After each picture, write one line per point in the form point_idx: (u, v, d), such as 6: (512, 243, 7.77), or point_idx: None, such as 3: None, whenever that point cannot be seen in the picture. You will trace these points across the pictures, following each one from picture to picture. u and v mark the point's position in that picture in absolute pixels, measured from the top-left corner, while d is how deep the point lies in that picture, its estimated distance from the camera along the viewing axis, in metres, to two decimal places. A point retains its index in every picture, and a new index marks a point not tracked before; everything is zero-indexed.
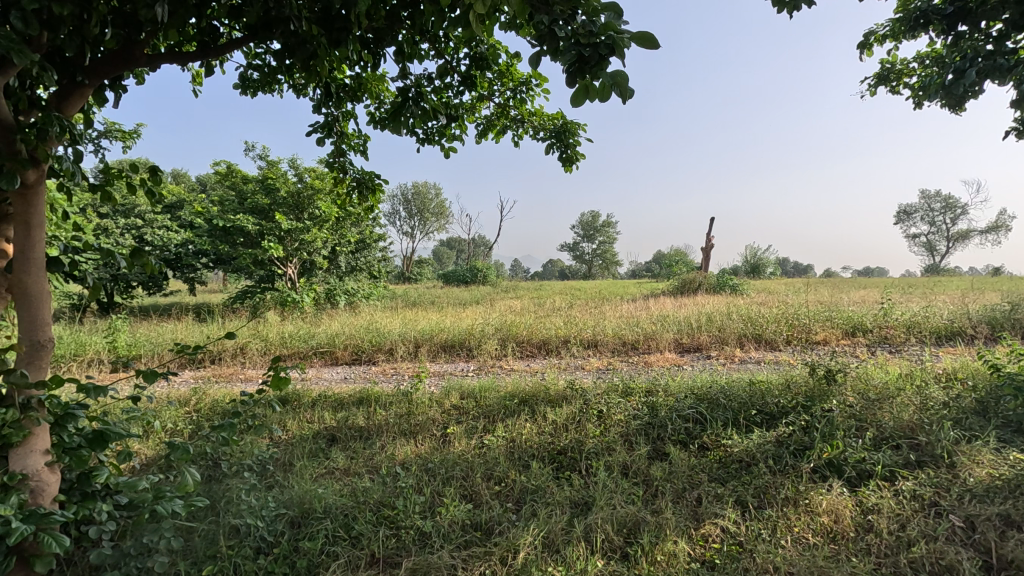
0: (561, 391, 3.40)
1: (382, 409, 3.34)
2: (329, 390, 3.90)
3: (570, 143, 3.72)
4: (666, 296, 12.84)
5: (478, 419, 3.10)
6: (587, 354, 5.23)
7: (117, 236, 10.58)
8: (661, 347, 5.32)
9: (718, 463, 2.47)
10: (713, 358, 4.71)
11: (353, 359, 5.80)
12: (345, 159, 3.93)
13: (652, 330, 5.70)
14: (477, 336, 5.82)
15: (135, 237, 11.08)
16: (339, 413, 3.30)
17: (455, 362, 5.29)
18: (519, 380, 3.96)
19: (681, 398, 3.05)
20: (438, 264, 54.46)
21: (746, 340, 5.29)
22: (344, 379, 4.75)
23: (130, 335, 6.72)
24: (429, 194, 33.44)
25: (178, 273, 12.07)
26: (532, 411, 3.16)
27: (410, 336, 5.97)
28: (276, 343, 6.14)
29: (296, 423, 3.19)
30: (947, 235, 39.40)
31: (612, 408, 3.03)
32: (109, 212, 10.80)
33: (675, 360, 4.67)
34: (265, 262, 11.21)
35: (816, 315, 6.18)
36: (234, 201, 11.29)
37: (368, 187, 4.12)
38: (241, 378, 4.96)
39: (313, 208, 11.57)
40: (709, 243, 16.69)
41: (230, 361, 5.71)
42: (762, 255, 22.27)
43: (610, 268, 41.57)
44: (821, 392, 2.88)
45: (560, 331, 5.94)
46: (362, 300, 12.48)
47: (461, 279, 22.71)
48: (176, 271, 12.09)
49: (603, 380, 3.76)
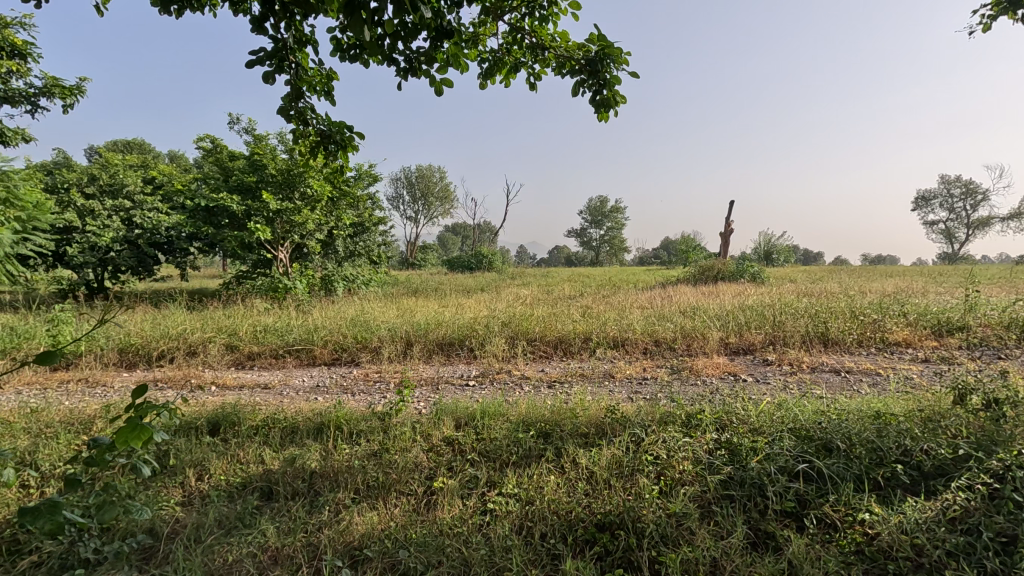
0: (595, 419, 2.45)
1: (346, 443, 2.42)
2: (286, 409, 2.98)
3: (606, 79, 2.71)
4: (686, 285, 11.81)
5: (478, 465, 2.16)
6: (616, 357, 4.27)
7: (102, 219, 9.87)
8: (705, 349, 4.35)
9: (863, 561, 1.55)
10: (776, 366, 3.75)
11: (334, 361, 4.86)
12: (308, 105, 2.94)
13: (690, 329, 4.73)
14: (482, 333, 4.88)
15: (122, 220, 10.27)
16: (285, 450, 2.37)
17: (454, 365, 4.37)
18: (535, 397, 3.00)
19: (774, 438, 2.08)
20: (443, 250, 53.33)
21: (813, 342, 4.30)
22: (318, 390, 3.83)
23: (88, 328, 5.88)
24: (434, 178, 32.33)
25: (168, 259, 11.27)
26: (557, 450, 2.23)
27: (402, 332, 5.06)
28: (245, 340, 5.23)
29: (220, 467, 2.26)
30: (967, 222, 38.03)
31: (673, 452, 2.08)
32: (90, 192, 9.97)
33: (729, 370, 3.71)
34: (254, 247, 10.29)
35: (884, 308, 5.21)
36: (219, 179, 10.34)
37: (342, 147, 3.12)
38: (194, 385, 4.06)
39: (304, 186, 10.50)
40: (727, 229, 15.65)
41: (191, 361, 4.81)
42: (777, 243, 21.27)
43: (618, 255, 40.55)
44: (993, 434, 1.91)
45: (578, 326, 5.00)
46: (362, 287, 11.72)
47: (465, 265, 21.74)
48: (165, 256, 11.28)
49: (647, 400, 2.82)
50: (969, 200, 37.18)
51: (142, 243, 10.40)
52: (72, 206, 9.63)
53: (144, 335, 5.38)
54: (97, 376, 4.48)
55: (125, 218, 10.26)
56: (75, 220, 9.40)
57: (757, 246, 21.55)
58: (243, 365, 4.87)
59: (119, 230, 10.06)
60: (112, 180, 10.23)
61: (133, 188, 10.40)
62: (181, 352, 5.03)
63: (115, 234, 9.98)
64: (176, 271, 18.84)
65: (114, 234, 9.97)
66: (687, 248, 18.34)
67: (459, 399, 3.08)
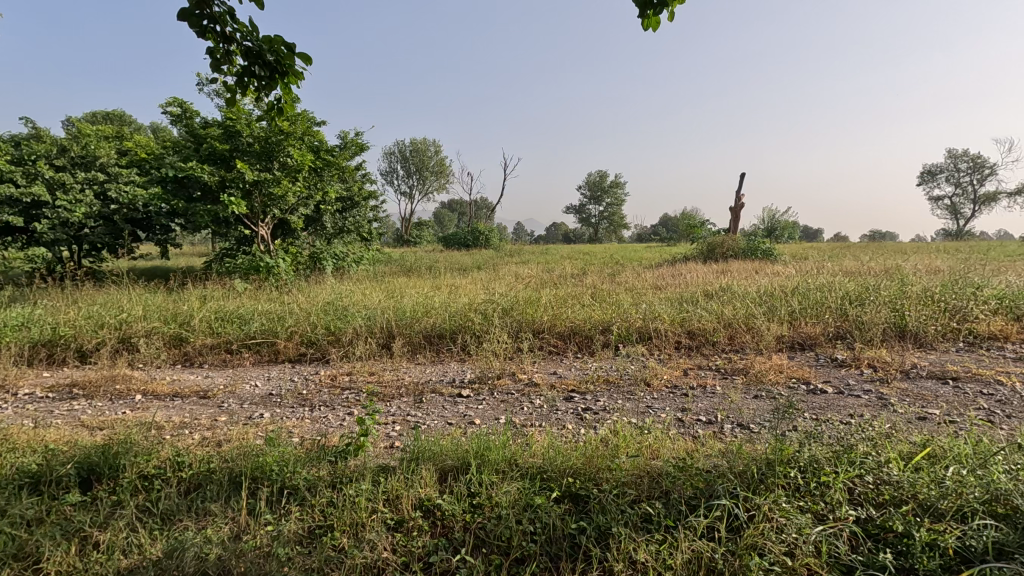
0: (651, 478, 1.61)
1: (273, 512, 1.57)
2: (205, 446, 2.13)
3: None
4: (697, 263, 10.98)
5: (473, 565, 1.33)
6: (646, 355, 3.44)
7: (77, 193, 8.81)
8: (755, 345, 3.53)
9: None
10: (856, 371, 2.91)
11: (300, 358, 4.02)
12: (226, 8, 2.02)
13: (731, 318, 3.90)
14: (479, 323, 4.06)
15: (98, 194, 9.24)
16: (175, 525, 1.54)
17: (444, 364, 3.54)
18: (550, 430, 2.16)
19: (967, 527, 1.24)
20: (440, 227, 52.49)
21: (888, 335, 3.47)
22: (269, 401, 2.99)
23: (28, 314, 5.01)
24: (428, 152, 31.09)
25: (147, 236, 10.33)
26: (598, 535, 1.40)
27: (385, 321, 4.23)
28: (196, 331, 4.37)
29: (67, 558, 1.41)
30: (973, 197, 37.09)
31: (797, 548, 1.26)
32: (61, 164, 8.99)
33: (797, 376, 2.88)
34: (231, 222, 9.35)
35: (955, 287, 4.38)
36: (189, 146, 9.28)
37: (282, 75, 2.22)
38: (122, 393, 3.23)
39: (284, 155, 9.42)
40: (738, 203, 14.76)
41: (132, 359, 3.95)
42: (782, 218, 20.43)
43: (618, 231, 39.66)
44: None
45: (594, 314, 4.16)
46: (352, 266, 10.88)
47: (461, 242, 20.87)
48: (146, 234, 10.31)
49: (709, 437, 1.99)
50: (977, 174, 36.25)
51: (119, 218, 9.46)
52: (41, 178, 8.49)
53: (90, 322, 4.52)
54: (6, 378, 3.59)
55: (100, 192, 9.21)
56: (44, 194, 8.30)
57: (761, 221, 20.65)
58: (192, 363, 4.02)
59: (94, 206, 9.02)
60: (84, 151, 9.23)
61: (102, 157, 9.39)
62: (123, 348, 4.19)
63: (90, 210, 8.96)
64: (157, 248, 17.86)
65: (87, 210, 8.93)
66: (693, 222, 17.39)
67: (447, 433, 2.24)
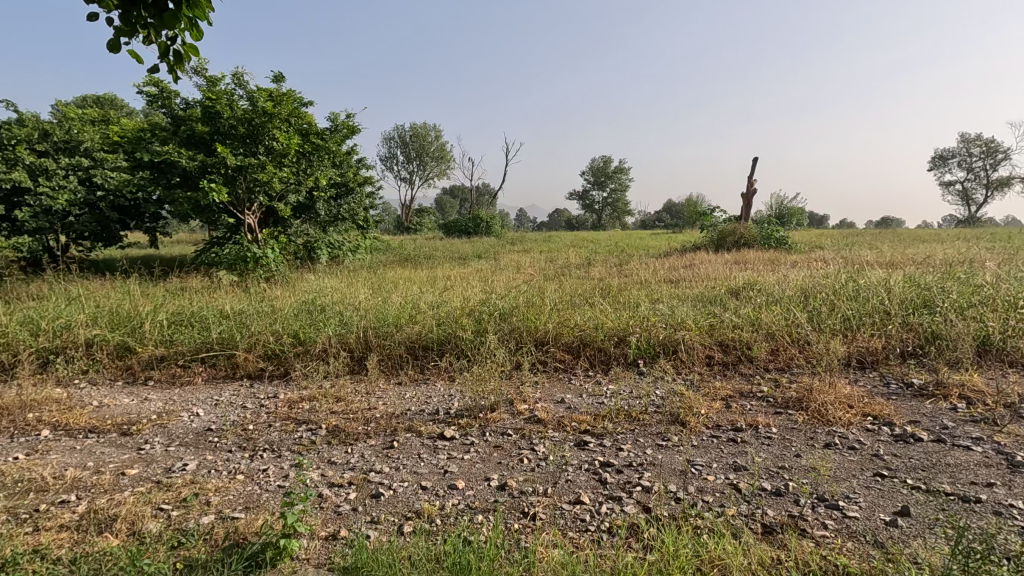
0: None
1: None
2: (77, 536, 1.51)
3: None
4: (712, 252, 10.28)
5: None
6: (673, 377, 2.81)
7: (61, 179, 8.20)
8: (808, 363, 2.89)
9: None
10: (947, 407, 2.28)
11: (260, 374, 3.40)
12: None
13: (773, 328, 3.25)
14: (473, 333, 3.43)
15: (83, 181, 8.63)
16: None
17: (428, 386, 2.92)
18: (558, 518, 1.54)
19: None
20: (442, 214, 51.78)
21: (970, 352, 2.82)
22: (203, 441, 2.37)
23: None
24: (429, 137, 30.24)
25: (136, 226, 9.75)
26: None
27: (362, 328, 3.60)
28: (146, 340, 3.74)
29: None
30: (986, 182, 36.13)
31: None
32: (43, 150, 8.32)
33: (873, 413, 2.25)
34: (213, 211, 8.57)
35: None
36: (167, 128, 8.56)
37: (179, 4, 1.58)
38: (33, 425, 2.60)
39: (268, 137, 8.57)
40: (752, 189, 14.03)
41: (73, 377, 3.35)
42: (791, 204, 19.72)
43: (622, 218, 38.83)
44: None
45: (608, 320, 3.52)
46: (347, 256, 10.27)
47: (462, 230, 20.19)
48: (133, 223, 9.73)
49: (792, 537, 1.36)
50: (991, 158, 35.24)
51: (104, 206, 8.83)
52: (22, 164, 7.82)
53: (30, 328, 3.89)
54: None
55: (84, 178, 8.65)
56: (27, 180, 7.62)
57: (772, 207, 19.88)
58: (136, 380, 3.40)
59: (80, 193, 8.43)
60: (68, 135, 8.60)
61: (79, 141, 8.70)
62: (65, 360, 3.58)
63: (76, 197, 8.37)
64: (147, 237, 17.16)
65: (71, 197, 8.31)
66: (702, 208, 16.66)
67: (416, 513, 1.62)
